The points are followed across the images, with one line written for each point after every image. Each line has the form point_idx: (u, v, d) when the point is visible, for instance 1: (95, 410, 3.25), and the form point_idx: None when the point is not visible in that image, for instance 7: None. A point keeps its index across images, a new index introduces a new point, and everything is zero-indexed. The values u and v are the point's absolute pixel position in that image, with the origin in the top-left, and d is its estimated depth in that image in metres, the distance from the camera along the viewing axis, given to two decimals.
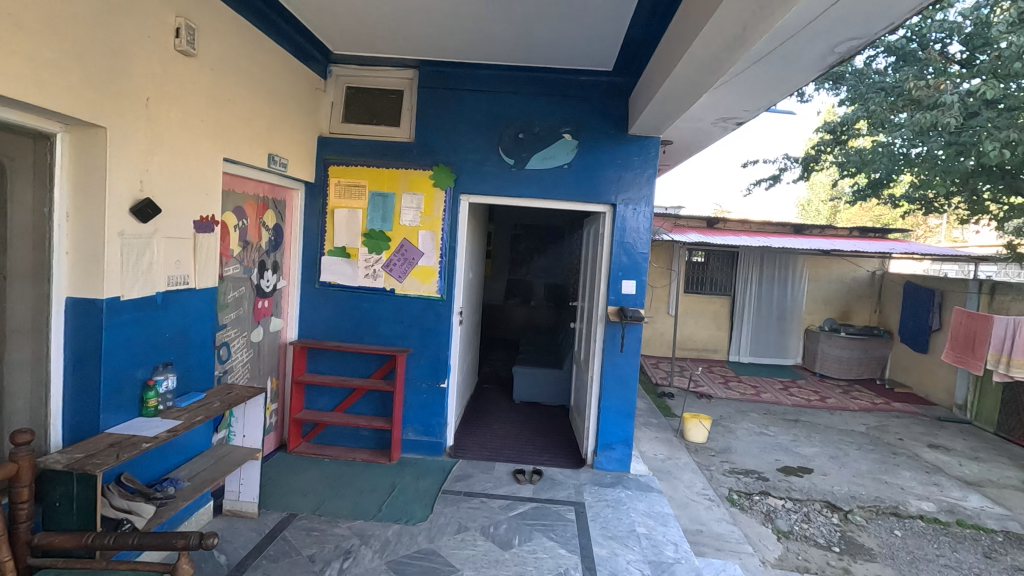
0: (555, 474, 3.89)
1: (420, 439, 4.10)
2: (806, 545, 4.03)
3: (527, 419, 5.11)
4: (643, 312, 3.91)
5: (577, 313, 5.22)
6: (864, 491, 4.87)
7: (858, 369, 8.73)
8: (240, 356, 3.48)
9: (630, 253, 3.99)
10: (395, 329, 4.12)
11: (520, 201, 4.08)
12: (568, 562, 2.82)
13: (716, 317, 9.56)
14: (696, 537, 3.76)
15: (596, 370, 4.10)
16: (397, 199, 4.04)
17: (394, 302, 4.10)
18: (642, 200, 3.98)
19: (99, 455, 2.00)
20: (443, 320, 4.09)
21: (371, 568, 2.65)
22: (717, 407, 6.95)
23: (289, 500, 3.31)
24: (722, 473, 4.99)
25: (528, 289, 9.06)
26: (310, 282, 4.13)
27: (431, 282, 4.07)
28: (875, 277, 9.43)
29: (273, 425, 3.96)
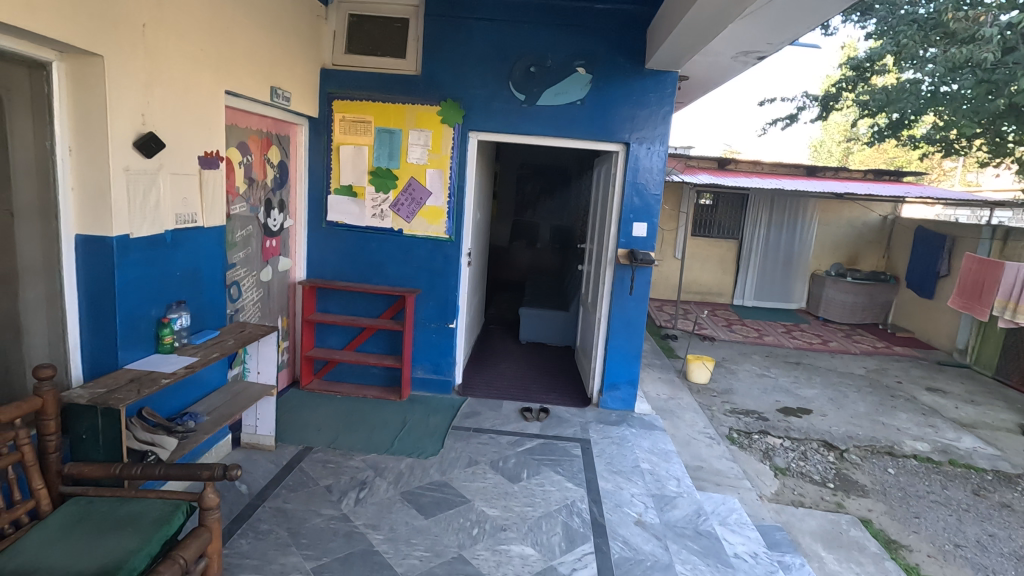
0: (561, 413, 3.99)
1: (429, 377, 4.19)
2: (802, 482, 4.17)
3: (533, 360, 5.19)
4: (653, 255, 3.87)
5: (585, 255, 5.18)
6: (861, 431, 5.00)
7: (862, 314, 8.78)
8: (251, 295, 3.49)
9: (642, 195, 3.91)
10: (404, 270, 4.11)
11: (531, 140, 3.96)
12: (575, 495, 2.93)
13: (722, 260, 9.52)
14: (696, 473, 3.89)
15: (604, 313, 4.11)
16: (404, 136, 3.92)
17: (403, 242, 4.07)
18: (656, 139, 3.85)
19: (120, 390, 2.04)
20: (452, 261, 4.07)
21: (386, 498, 2.76)
22: (720, 349, 7.03)
23: (305, 434, 3.41)
24: (723, 413, 5.11)
25: (534, 231, 8.98)
26: (317, 221, 4.08)
27: (439, 222, 4.02)
28: (886, 222, 9.29)
29: (285, 362, 4.03)
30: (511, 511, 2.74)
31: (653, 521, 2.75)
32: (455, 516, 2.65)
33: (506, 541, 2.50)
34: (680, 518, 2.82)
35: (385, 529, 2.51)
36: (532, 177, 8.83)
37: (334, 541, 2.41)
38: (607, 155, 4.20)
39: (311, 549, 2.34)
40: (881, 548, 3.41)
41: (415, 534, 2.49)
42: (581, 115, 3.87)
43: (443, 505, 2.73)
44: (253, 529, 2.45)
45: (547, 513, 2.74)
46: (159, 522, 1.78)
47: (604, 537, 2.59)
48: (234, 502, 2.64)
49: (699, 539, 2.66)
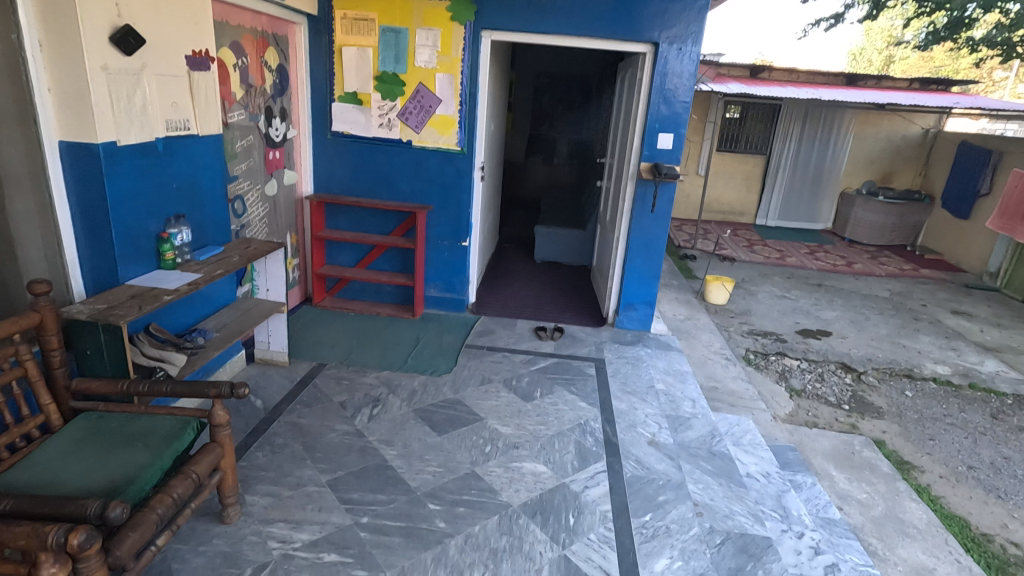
0: (576, 333, 3.93)
1: (442, 296, 4.12)
2: (817, 403, 4.15)
3: (548, 279, 5.08)
4: (678, 170, 3.62)
5: (604, 170, 4.91)
6: (881, 353, 4.90)
7: (890, 235, 8.42)
8: (257, 211, 3.36)
9: (670, 104, 3.60)
10: (414, 184, 3.92)
11: (549, 41, 3.61)
12: (588, 414, 2.91)
13: (747, 178, 9.08)
14: (711, 393, 3.87)
15: (623, 231, 3.92)
16: (411, 36, 3.59)
17: (412, 155, 3.86)
18: (689, 38, 3.48)
19: (121, 307, 1.97)
20: (464, 175, 3.86)
21: (400, 415, 2.77)
22: (739, 270, 6.85)
23: (318, 350, 3.40)
24: (739, 335, 5.03)
25: (550, 146, 8.57)
26: (321, 132, 3.86)
27: (451, 133, 3.77)
28: (928, 135, 8.64)
29: (296, 279, 3.97)
30: (524, 429, 2.74)
31: (667, 441, 2.74)
32: (468, 433, 2.65)
33: (518, 458, 2.50)
34: (694, 439, 2.80)
35: (399, 446, 2.53)
36: (550, 86, 8.28)
37: (349, 456, 2.43)
38: (633, 58, 3.83)
39: (326, 464, 2.36)
40: (893, 469, 3.41)
41: (429, 451, 2.50)
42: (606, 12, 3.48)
43: (456, 423, 2.74)
44: (268, 443, 2.48)
45: (560, 432, 2.74)
46: (170, 438, 1.76)
47: (617, 456, 2.58)
48: (249, 417, 2.66)
49: (712, 459, 2.65)
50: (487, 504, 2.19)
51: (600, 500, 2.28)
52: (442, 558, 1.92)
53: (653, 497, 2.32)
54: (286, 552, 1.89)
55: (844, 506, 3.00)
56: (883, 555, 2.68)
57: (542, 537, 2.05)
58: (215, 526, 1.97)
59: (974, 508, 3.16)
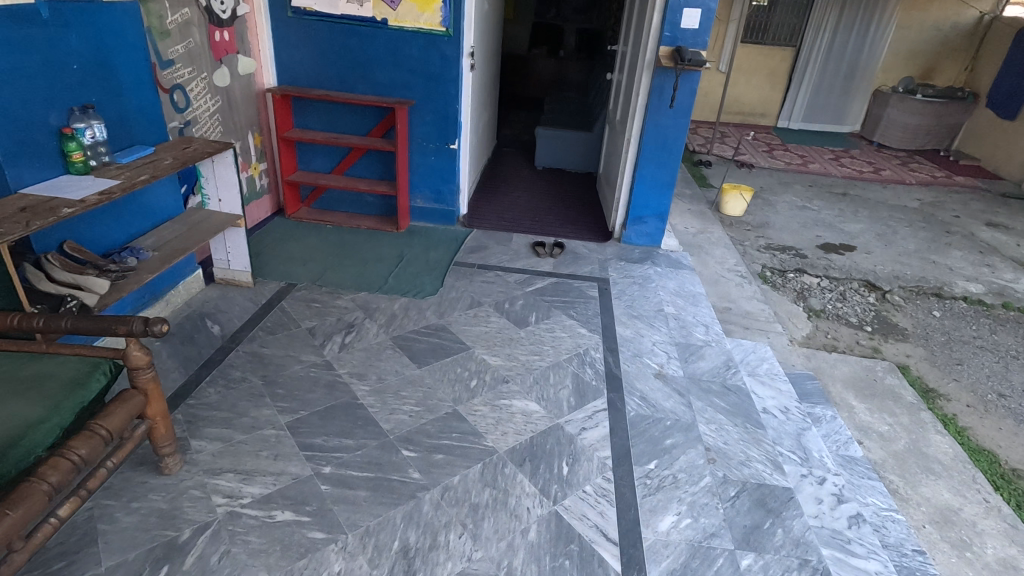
0: (578, 249, 3.53)
1: (429, 207, 3.67)
2: (837, 325, 3.82)
3: (550, 188, 4.60)
4: (705, 56, 3.01)
5: (617, 60, 4.24)
6: (909, 270, 4.48)
7: (923, 139, 7.70)
8: (205, 105, 2.83)
9: None
10: (391, 75, 3.31)
11: None
12: (588, 343, 2.59)
13: (773, 74, 8.20)
14: (724, 315, 3.54)
15: (634, 131, 3.39)
16: None
17: (388, 38, 3.22)
18: None
19: (5, 223, 1.58)
20: (451, 63, 3.25)
21: (375, 344, 2.45)
22: (759, 178, 6.29)
23: (288, 269, 3.03)
24: (756, 249, 4.61)
25: (556, 36, 7.69)
26: (280, 8, 3.21)
27: (433, 10, 3.11)
28: (981, 23, 7.64)
29: (265, 188, 3.51)
30: (515, 360, 2.43)
31: (677, 374, 2.44)
32: (452, 365, 2.35)
33: (508, 395, 2.21)
34: (706, 371, 2.49)
35: (372, 380, 2.23)
36: None
37: (314, 392, 2.14)
38: None
39: (287, 402, 2.08)
40: (919, 398, 3.13)
41: (406, 386, 2.21)
42: None
43: (438, 353, 2.42)
44: (223, 377, 2.18)
45: (555, 363, 2.43)
46: (72, 385, 1.44)
47: (619, 392, 2.29)
48: (205, 346, 2.35)
49: (726, 395, 2.35)
50: (470, 450, 1.92)
51: (599, 445, 2.01)
52: (413, 516, 1.67)
53: (659, 441, 2.05)
54: (234, 509, 1.64)
55: (865, 440, 2.75)
56: (906, 495, 2.46)
57: (531, 490, 1.79)
58: (154, 477, 1.71)
59: (1004, 441, 2.91)
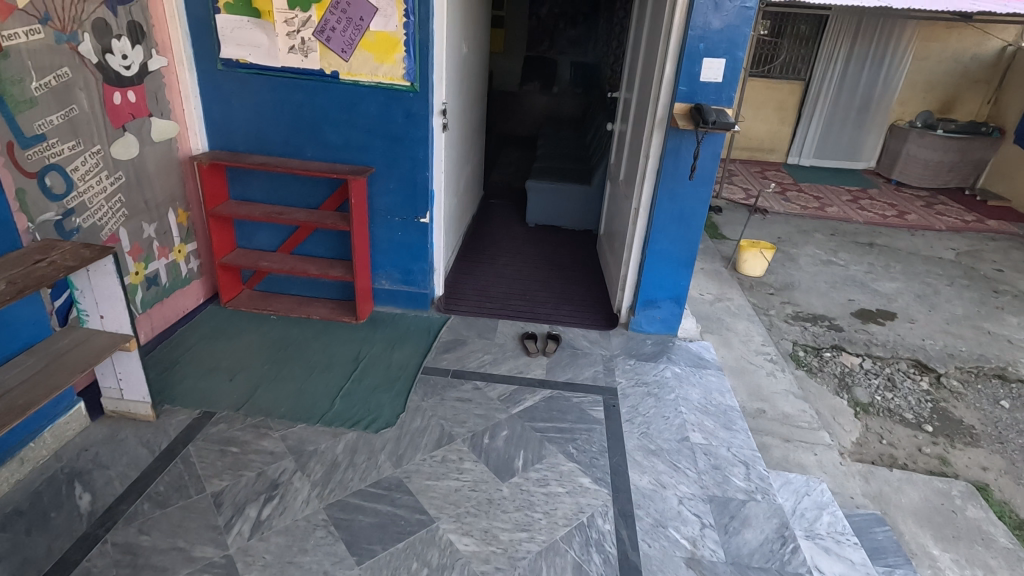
0: (577, 342, 2.89)
1: (397, 289, 3.04)
2: (890, 423, 3.16)
3: (543, 253, 3.98)
4: (732, 115, 2.40)
5: (619, 108, 3.65)
6: (963, 345, 3.82)
7: (945, 176, 7.12)
8: (99, 186, 2.22)
9: (726, 20, 2.34)
10: (347, 137, 2.71)
11: None
12: (593, 505, 1.94)
13: (781, 108, 7.69)
14: (757, 421, 2.87)
15: (643, 201, 2.78)
16: None
17: (340, 93, 2.62)
18: None
19: None
20: (418, 123, 2.64)
21: (302, 522, 1.79)
22: (775, 226, 5.69)
23: (208, 386, 2.37)
24: (784, 320, 3.97)
25: (550, 70, 7.18)
26: (207, 59, 2.61)
27: (394, 60, 2.52)
28: (1004, 54, 7.12)
29: (194, 271, 2.87)
30: (494, 543, 1.77)
31: (715, 559, 1.79)
32: (404, 560, 1.69)
33: None
34: (755, 550, 1.84)
35: None
36: None
37: None
38: None
39: None
40: (1013, 541, 2.45)
41: None
42: None
43: (388, 533, 1.77)
44: None
45: (549, 546, 1.77)
46: None
47: None
48: (60, 534, 1.69)
49: None
50: None
51: None
52: None
53: None
54: None
55: None
56: None
57: None
58: None
59: None
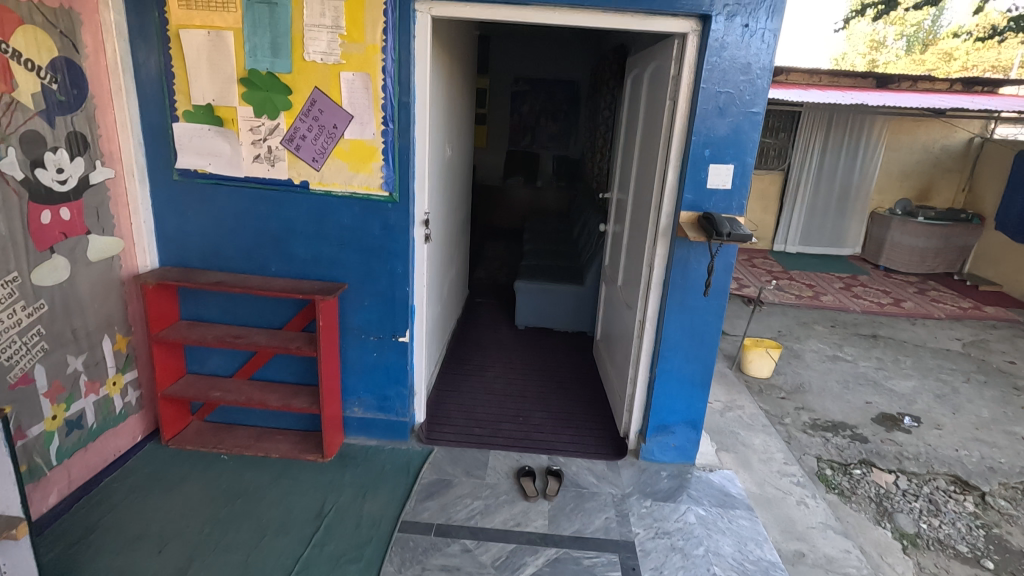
0: (582, 478, 2.48)
1: (372, 417, 2.64)
2: (945, 559, 2.66)
3: (535, 361, 3.63)
4: (745, 224, 2.17)
5: (612, 209, 3.47)
6: (1001, 456, 3.46)
7: (932, 261, 7.07)
8: (10, 319, 1.85)
9: (731, 125, 2.17)
10: (317, 250, 2.42)
11: (527, 19, 2.16)
12: None
13: (763, 197, 7.77)
14: (798, 570, 2.42)
15: (649, 314, 2.50)
16: (297, 10, 2.11)
17: (310, 204, 2.36)
18: (763, 9, 2.05)
19: None
20: (397, 234, 2.37)
21: None
22: (773, 318, 5.48)
23: (128, 565, 1.89)
24: (802, 431, 3.61)
25: (533, 164, 7.19)
26: (162, 169, 2.35)
27: (371, 169, 2.28)
28: (972, 145, 7.35)
29: (132, 404, 2.44)
30: None
31: None
32: None
33: None
34: None
35: None
36: (530, 94, 6.95)
37: None
38: (660, 43, 2.40)
39: None
40: None
41: None
42: None
43: None
44: None
45: None
46: None
47: None
48: None
49: None
50: None
51: None
52: None
53: None
54: None
55: None
56: None
57: None
58: None
59: None
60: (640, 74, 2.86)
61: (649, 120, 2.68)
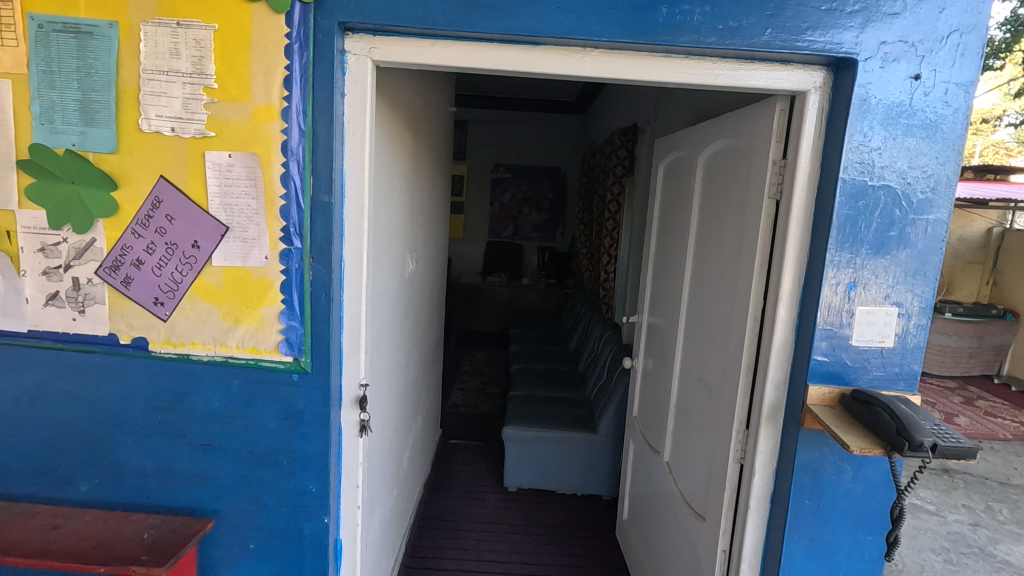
0: None
1: None
2: None
3: (536, 557, 2.49)
4: (945, 421, 1.15)
5: (639, 337, 2.49)
6: None
7: (967, 363, 6.24)
8: None
9: (893, 242, 1.26)
10: (164, 457, 1.35)
11: (534, 68, 1.26)
12: None
13: None
14: None
15: (746, 548, 1.46)
16: (128, 46, 1.18)
17: (150, 378, 1.31)
18: (944, 50, 1.20)
19: None
20: (308, 430, 1.33)
21: None
22: None
23: None
24: None
25: (516, 258, 6.34)
26: None
27: (261, 318, 1.28)
28: (992, 236, 6.77)
29: None
30: None
31: None
32: None
33: None
34: None
35: None
36: (512, 182, 6.23)
37: None
38: (742, 112, 1.54)
39: None
40: None
41: None
42: None
43: None
44: None
45: None
46: None
47: None
48: None
49: None
50: None
51: None
52: None
53: None
54: None
55: None
56: None
57: None
58: None
59: None
60: (686, 160, 2.00)
61: (710, 226, 1.78)
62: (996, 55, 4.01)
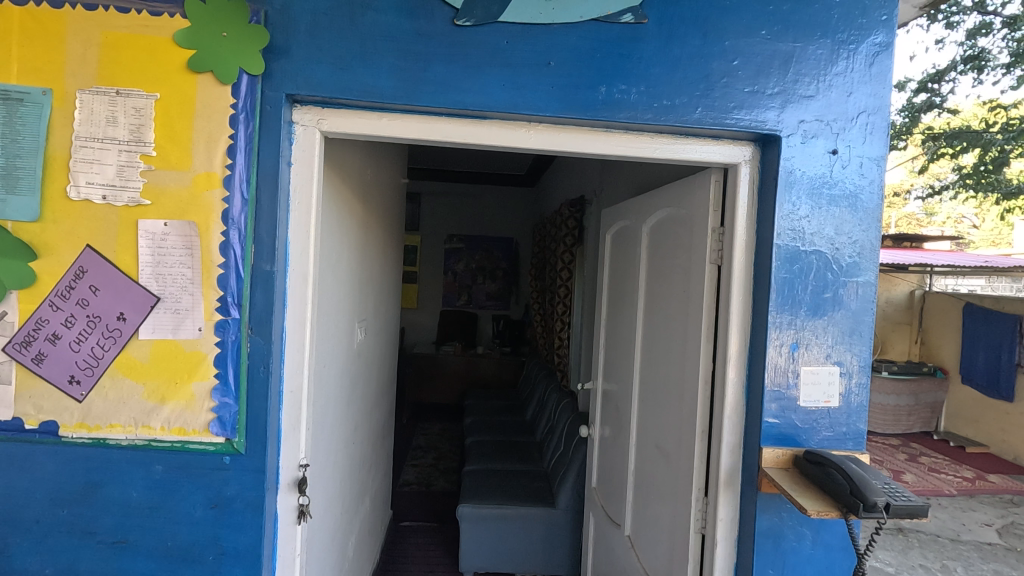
0: None
1: None
2: None
3: None
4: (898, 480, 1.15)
5: (594, 403, 2.46)
6: None
7: (907, 420, 6.46)
8: None
9: (828, 304, 1.31)
10: (68, 558, 1.19)
11: (482, 140, 1.29)
12: None
13: None
14: None
15: None
16: (61, 113, 1.15)
17: (57, 469, 1.17)
18: (855, 128, 1.31)
19: None
20: (240, 521, 1.20)
21: None
22: None
23: None
24: None
25: (470, 327, 6.29)
26: None
27: (190, 396, 1.18)
28: (915, 298, 7.30)
29: None
30: None
31: None
32: None
33: None
34: None
35: None
36: (465, 252, 6.30)
37: None
38: (681, 184, 1.63)
39: None
40: None
41: None
42: (628, 59, 1.27)
43: None
44: None
45: None
46: None
47: None
48: None
49: None
50: None
51: None
52: None
53: None
54: None
55: None
56: None
57: None
58: None
59: None
60: (632, 229, 2.07)
61: (657, 292, 1.82)
62: (898, 137, 4.47)
